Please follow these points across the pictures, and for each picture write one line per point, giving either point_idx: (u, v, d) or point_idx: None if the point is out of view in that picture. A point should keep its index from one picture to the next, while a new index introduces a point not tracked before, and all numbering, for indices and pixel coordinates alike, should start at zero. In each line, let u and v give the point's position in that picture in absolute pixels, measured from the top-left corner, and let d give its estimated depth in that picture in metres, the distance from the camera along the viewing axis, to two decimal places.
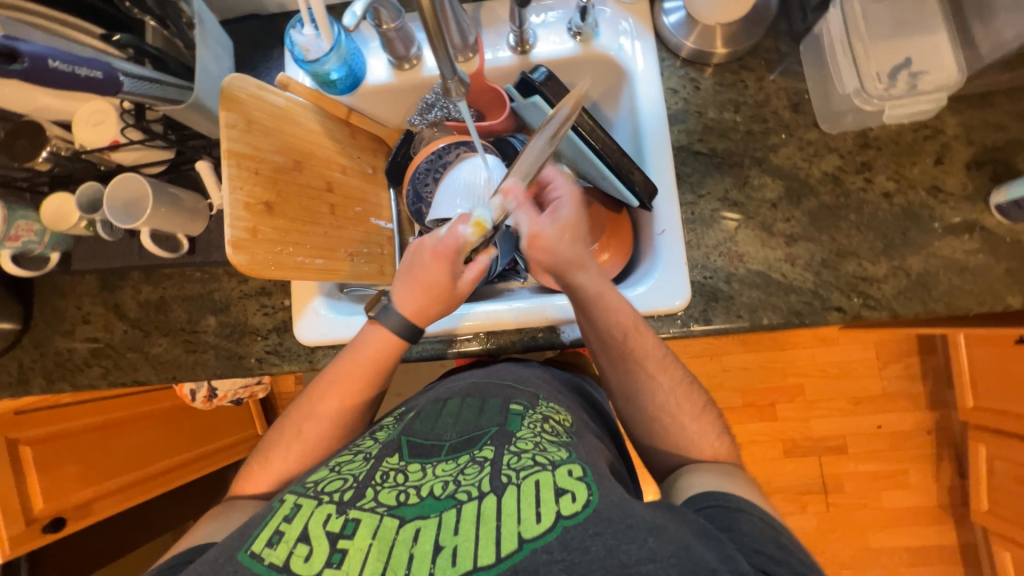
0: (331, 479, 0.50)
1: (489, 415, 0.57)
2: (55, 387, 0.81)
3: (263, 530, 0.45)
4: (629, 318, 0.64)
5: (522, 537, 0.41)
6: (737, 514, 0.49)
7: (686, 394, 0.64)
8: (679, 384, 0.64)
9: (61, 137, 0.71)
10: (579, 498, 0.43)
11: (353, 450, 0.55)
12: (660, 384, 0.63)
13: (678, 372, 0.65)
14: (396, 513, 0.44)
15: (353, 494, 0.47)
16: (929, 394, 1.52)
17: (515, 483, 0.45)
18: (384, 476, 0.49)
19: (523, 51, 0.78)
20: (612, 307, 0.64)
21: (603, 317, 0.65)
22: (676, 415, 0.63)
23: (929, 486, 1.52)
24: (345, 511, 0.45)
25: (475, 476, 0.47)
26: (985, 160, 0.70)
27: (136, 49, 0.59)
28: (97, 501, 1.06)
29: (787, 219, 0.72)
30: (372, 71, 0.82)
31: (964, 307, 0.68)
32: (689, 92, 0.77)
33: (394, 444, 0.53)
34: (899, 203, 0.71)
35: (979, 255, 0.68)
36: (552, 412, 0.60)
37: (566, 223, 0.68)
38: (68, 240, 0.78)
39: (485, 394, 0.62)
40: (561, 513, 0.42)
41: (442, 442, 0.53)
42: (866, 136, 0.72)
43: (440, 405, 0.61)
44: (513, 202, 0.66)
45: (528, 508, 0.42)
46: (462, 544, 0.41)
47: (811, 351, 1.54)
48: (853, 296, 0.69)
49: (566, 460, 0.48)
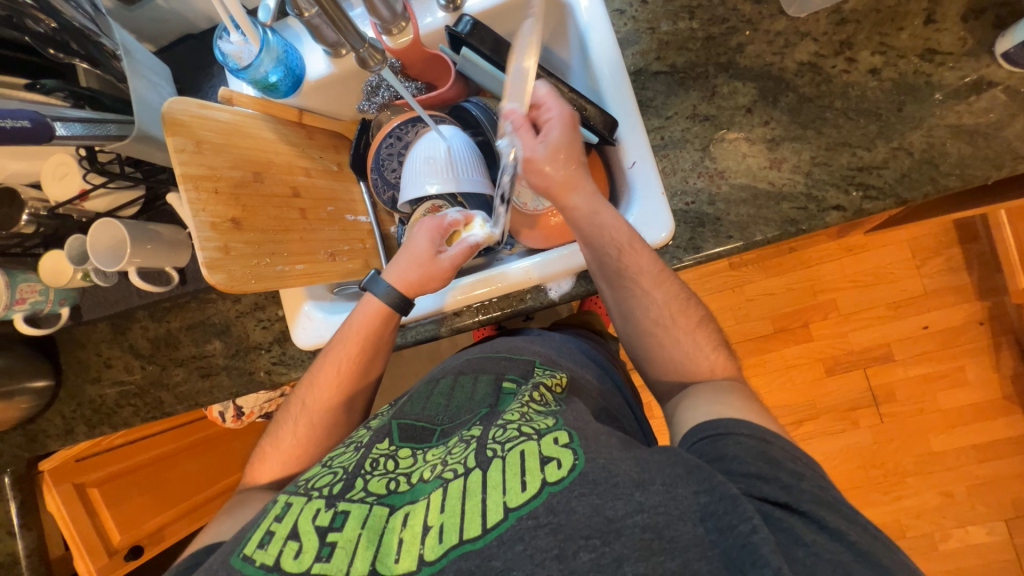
0: (323, 475, 0.53)
1: (479, 398, 0.60)
2: (97, 431, 0.87)
3: (256, 533, 0.47)
4: (623, 234, 0.64)
5: (508, 507, 0.43)
6: (724, 439, 0.49)
7: (682, 308, 0.64)
8: (675, 299, 0.64)
9: (36, 198, 0.75)
10: (564, 464, 0.45)
11: (348, 444, 0.59)
12: (655, 299, 0.63)
13: (676, 287, 0.64)
14: (386, 501, 0.48)
15: (342, 487, 0.50)
16: (975, 284, 1.41)
17: (500, 456, 0.47)
18: (374, 464, 0.52)
19: (455, 7, 0.73)
20: (605, 224, 0.64)
21: (596, 236, 0.65)
22: (673, 328, 0.63)
23: (989, 378, 1.43)
24: (334, 504, 0.48)
25: (461, 454, 0.50)
26: (985, 5, 0.62)
27: (68, 92, 0.61)
28: (169, 526, 1.18)
29: (766, 122, 0.66)
30: (312, 65, 0.80)
31: (981, 175, 0.61)
32: (637, 9, 0.71)
33: (385, 431, 0.57)
34: (889, 77, 0.64)
35: (991, 115, 0.61)
36: (545, 377, 0.61)
37: (557, 147, 0.66)
38: (73, 294, 0.82)
39: (477, 369, 0.66)
40: (546, 480, 0.44)
41: (434, 430, 0.58)
42: (840, 12, 0.65)
43: (431, 386, 0.65)
44: (513, 125, 0.65)
45: (512, 479, 0.44)
46: (448, 521, 0.43)
47: (837, 262, 1.46)
48: (851, 190, 0.64)
49: (552, 428, 0.49)
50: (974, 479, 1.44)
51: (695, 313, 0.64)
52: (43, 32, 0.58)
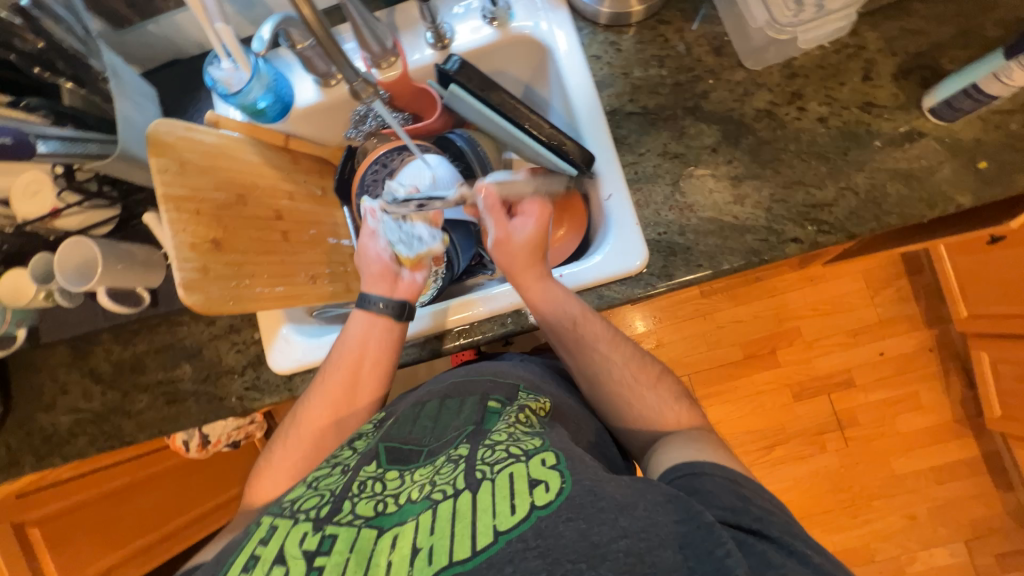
0: (309, 497, 0.51)
1: (466, 416, 0.61)
2: (45, 463, 0.81)
3: (240, 556, 0.46)
4: (579, 305, 0.69)
5: (498, 530, 0.42)
6: (699, 479, 0.51)
7: (640, 364, 0.68)
8: (632, 359, 0.69)
9: (2, 214, 0.72)
10: (552, 487, 0.45)
11: (332, 464, 0.58)
12: (615, 361, 0.68)
13: (631, 350, 0.69)
14: (374, 523, 0.47)
15: (330, 509, 0.49)
16: (923, 313, 1.52)
17: (490, 478, 0.47)
18: (361, 487, 0.51)
19: (442, 46, 0.78)
20: (558, 300, 0.69)
21: (552, 312, 0.69)
22: (636, 385, 0.67)
23: (940, 402, 1.52)
24: (321, 528, 0.47)
25: (450, 475, 0.50)
26: (912, 67, 0.70)
27: (51, 110, 0.61)
28: (114, 572, 1.07)
29: (729, 161, 0.72)
30: (301, 93, 0.83)
31: (917, 214, 0.68)
32: (612, 55, 0.77)
33: (372, 453, 0.57)
34: (835, 125, 0.71)
35: (923, 161, 0.68)
36: (529, 401, 0.62)
37: (529, 238, 0.71)
38: (32, 315, 0.78)
39: (462, 393, 0.66)
40: (535, 504, 0.43)
41: (421, 450, 0.57)
42: (791, 66, 0.73)
43: (418, 408, 0.65)
44: (486, 203, 0.72)
45: (502, 501, 0.44)
46: (437, 543, 0.43)
47: (799, 291, 1.54)
48: (807, 225, 0.69)
49: (539, 449, 0.50)
50: (933, 501, 1.50)
51: (654, 368, 0.69)
52: (30, 50, 0.59)
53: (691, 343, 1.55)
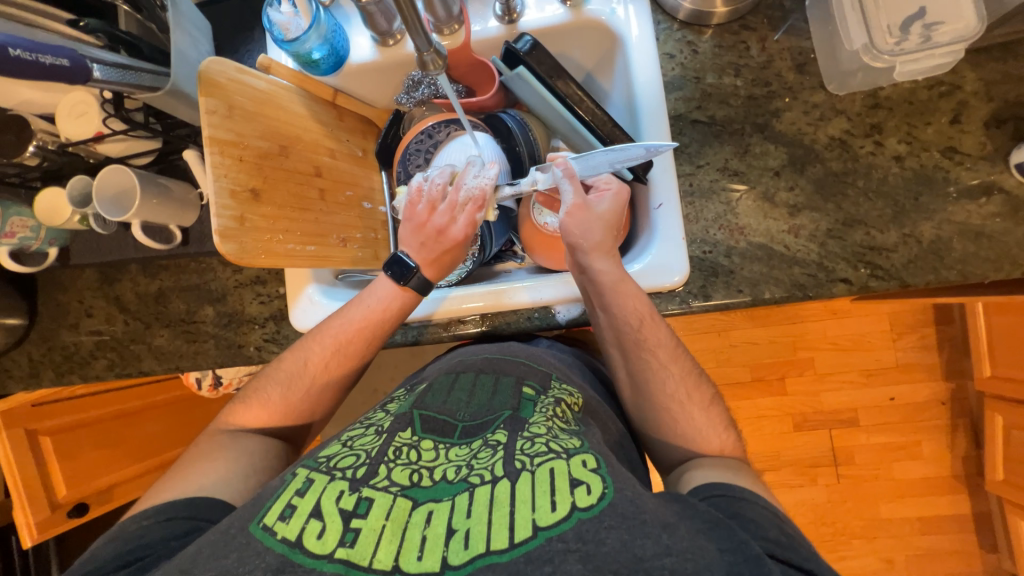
0: (345, 456, 0.53)
1: (501, 400, 0.62)
2: (64, 381, 0.83)
3: (276, 503, 0.48)
4: (644, 306, 0.66)
5: (537, 526, 0.44)
6: (741, 502, 0.51)
7: (695, 384, 0.66)
8: (689, 374, 0.66)
9: (46, 131, 0.71)
10: (594, 491, 0.46)
11: (367, 426, 0.60)
12: (672, 372, 0.65)
13: (687, 366, 0.67)
14: (410, 494, 0.49)
15: (366, 472, 0.51)
16: (944, 364, 1.48)
17: (529, 469, 0.49)
18: (396, 453, 0.53)
19: (510, 20, 0.74)
20: (631, 294, 0.65)
21: (622, 305, 0.65)
22: (685, 403, 0.65)
23: (942, 456, 1.50)
24: (357, 489, 0.49)
25: (488, 460, 0.51)
26: (1006, 116, 0.65)
27: (108, 35, 0.59)
28: (117, 487, 1.12)
29: (791, 187, 0.69)
30: (357, 49, 0.80)
31: (979, 274, 0.65)
32: (686, 56, 0.73)
33: (407, 419, 0.58)
34: (911, 167, 0.67)
35: (998, 219, 0.64)
36: (564, 395, 0.64)
37: (606, 215, 0.67)
38: (65, 235, 0.79)
39: (497, 371, 0.67)
40: (576, 505, 0.45)
41: (455, 425, 0.58)
42: (876, 96, 0.68)
43: (453, 379, 0.66)
44: (563, 172, 0.67)
45: (542, 497, 0.46)
46: (474, 527, 0.45)
47: (822, 324, 1.51)
48: (860, 266, 0.67)
49: (579, 450, 0.52)
50: (914, 550, 1.50)
51: (704, 392, 0.66)
52: None
53: (701, 358, 1.54)
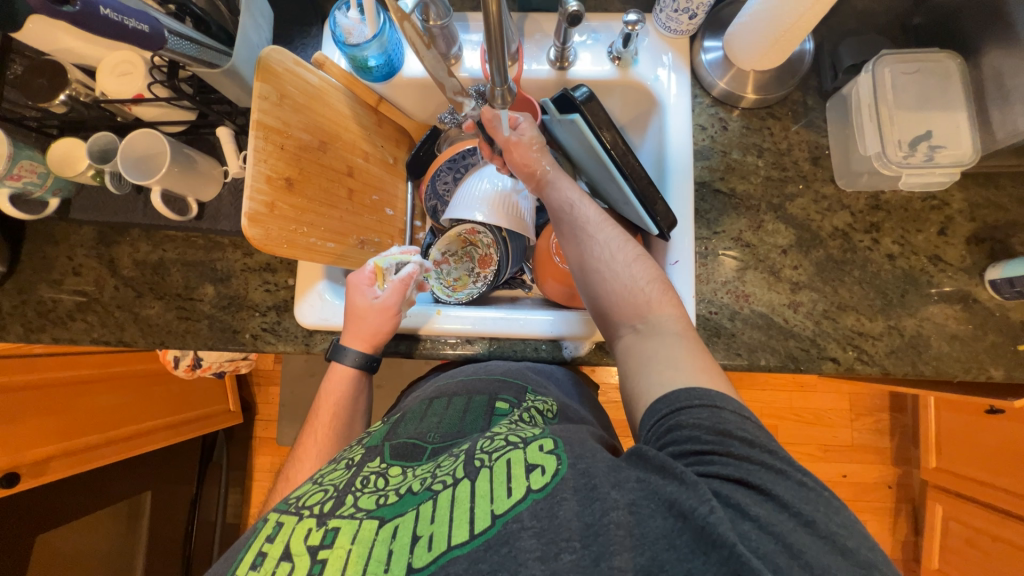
0: (313, 493, 0.52)
1: (471, 420, 0.63)
2: (32, 337, 0.77)
3: (247, 554, 0.47)
4: (574, 191, 0.72)
5: (494, 513, 0.45)
6: (677, 417, 0.49)
7: (626, 249, 0.66)
8: (621, 241, 0.66)
9: (82, 82, 0.70)
10: (548, 471, 0.47)
11: (337, 461, 0.59)
12: (600, 240, 0.67)
13: (618, 231, 0.68)
14: (376, 515, 0.48)
15: (333, 504, 0.50)
16: (894, 450, 1.56)
17: (488, 465, 0.49)
18: (365, 482, 0.53)
19: (561, 67, 0.79)
20: (560, 187, 0.73)
21: (554, 193, 0.73)
22: (612, 260, 0.65)
23: (885, 538, 1.56)
24: (324, 523, 0.48)
25: (451, 466, 0.51)
26: (984, 237, 0.73)
27: (179, 7, 0.61)
28: (55, 460, 1.01)
29: (795, 266, 0.74)
30: (409, 63, 0.81)
31: (950, 372, 0.71)
32: (717, 130, 0.79)
33: (377, 450, 0.59)
34: (901, 266, 0.73)
35: (969, 325, 0.71)
36: (537, 404, 0.65)
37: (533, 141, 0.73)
38: (70, 187, 0.76)
39: (469, 391, 0.68)
40: (531, 487, 0.46)
41: (424, 448, 0.59)
42: (877, 199, 0.75)
43: (425, 406, 0.67)
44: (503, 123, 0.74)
45: (499, 487, 0.47)
46: (437, 530, 0.45)
47: (789, 394, 1.57)
48: (848, 349, 0.72)
49: (537, 436, 0.52)
50: None
51: (633, 249, 0.66)
52: None
53: None
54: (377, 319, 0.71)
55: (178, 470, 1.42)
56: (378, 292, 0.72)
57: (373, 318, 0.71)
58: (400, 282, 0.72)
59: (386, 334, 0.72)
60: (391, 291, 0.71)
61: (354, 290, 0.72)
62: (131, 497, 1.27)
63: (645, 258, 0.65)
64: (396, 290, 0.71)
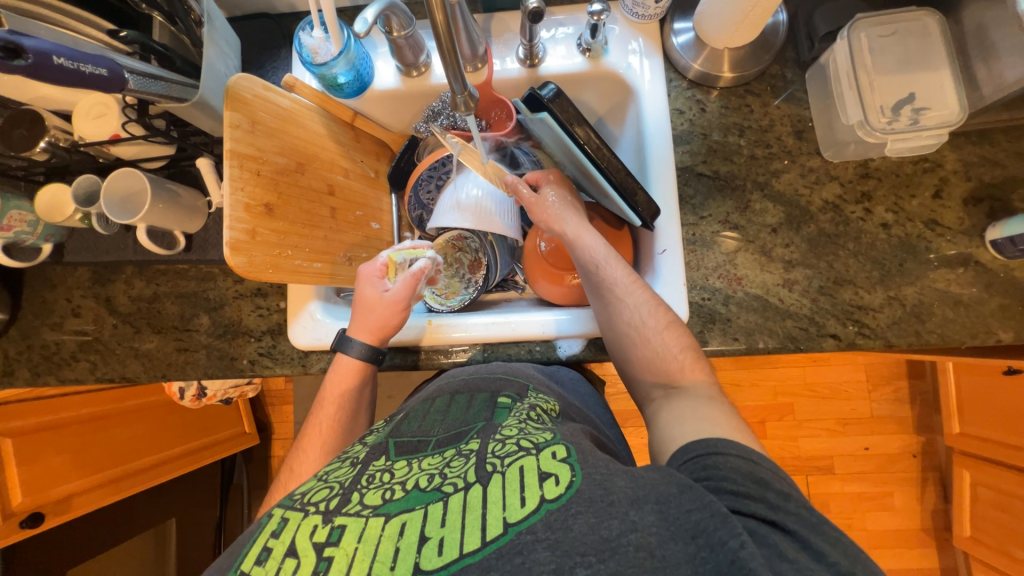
0: (319, 489, 0.53)
1: (475, 411, 0.62)
2: (40, 381, 0.79)
3: (253, 548, 0.48)
4: (599, 250, 0.71)
5: (507, 522, 0.44)
6: (713, 458, 0.49)
7: (654, 312, 0.65)
8: (650, 305, 0.65)
9: (60, 128, 0.71)
10: (562, 480, 0.46)
11: (342, 458, 0.60)
12: (627, 304, 0.66)
13: (648, 294, 0.66)
14: (382, 511, 0.48)
15: (339, 503, 0.50)
16: (916, 418, 1.52)
17: (500, 471, 0.49)
18: (369, 480, 0.53)
19: (532, 64, 0.78)
20: (582, 243, 0.72)
21: (578, 250, 0.72)
22: (643, 328, 0.64)
23: (913, 508, 1.53)
24: (330, 520, 0.48)
25: (461, 469, 0.51)
26: (982, 196, 0.71)
27: (142, 44, 0.61)
28: (77, 497, 1.05)
29: (787, 244, 0.73)
30: (381, 75, 0.81)
31: (957, 339, 0.68)
32: (695, 113, 0.77)
33: (382, 448, 0.58)
34: (896, 234, 0.71)
35: (974, 289, 0.69)
36: (540, 402, 0.64)
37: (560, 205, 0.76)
38: (61, 232, 0.77)
39: (473, 389, 0.67)
40: (545, 496, 0.45)
41: (428, 441, 0.59)
42: (866, 166, 0.73)
43: (428, 405, 0.67)
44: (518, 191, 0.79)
45: (512, 495, 0.46)
46: (448, 535, 0.44)
47: (801, 370, 1.54)
48: (848, 324, 0.70)
49: (550, 442, 0.52)
50: None
51: (665, 315, 0.65)
52: None
53: None
54: (386, 312, 0.72)
55: (201, 496, 1.45)
56: (389, 286, 0.73)
57: (383, 310, 0.71)
58: (411, 276, 0.73)
59: (394, 327, 0.72)
60: (401, 284, 0.73)
61: (365, 284, 0.74)
62: (155, 526, 1.30)
63: (676, 325, 0.64)
64: (407, 283, 0.72)
